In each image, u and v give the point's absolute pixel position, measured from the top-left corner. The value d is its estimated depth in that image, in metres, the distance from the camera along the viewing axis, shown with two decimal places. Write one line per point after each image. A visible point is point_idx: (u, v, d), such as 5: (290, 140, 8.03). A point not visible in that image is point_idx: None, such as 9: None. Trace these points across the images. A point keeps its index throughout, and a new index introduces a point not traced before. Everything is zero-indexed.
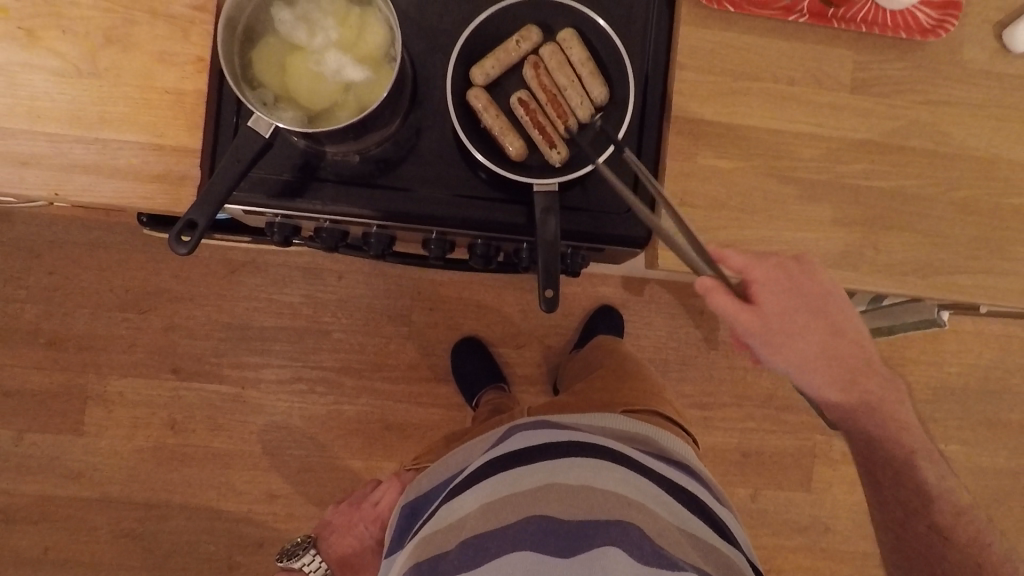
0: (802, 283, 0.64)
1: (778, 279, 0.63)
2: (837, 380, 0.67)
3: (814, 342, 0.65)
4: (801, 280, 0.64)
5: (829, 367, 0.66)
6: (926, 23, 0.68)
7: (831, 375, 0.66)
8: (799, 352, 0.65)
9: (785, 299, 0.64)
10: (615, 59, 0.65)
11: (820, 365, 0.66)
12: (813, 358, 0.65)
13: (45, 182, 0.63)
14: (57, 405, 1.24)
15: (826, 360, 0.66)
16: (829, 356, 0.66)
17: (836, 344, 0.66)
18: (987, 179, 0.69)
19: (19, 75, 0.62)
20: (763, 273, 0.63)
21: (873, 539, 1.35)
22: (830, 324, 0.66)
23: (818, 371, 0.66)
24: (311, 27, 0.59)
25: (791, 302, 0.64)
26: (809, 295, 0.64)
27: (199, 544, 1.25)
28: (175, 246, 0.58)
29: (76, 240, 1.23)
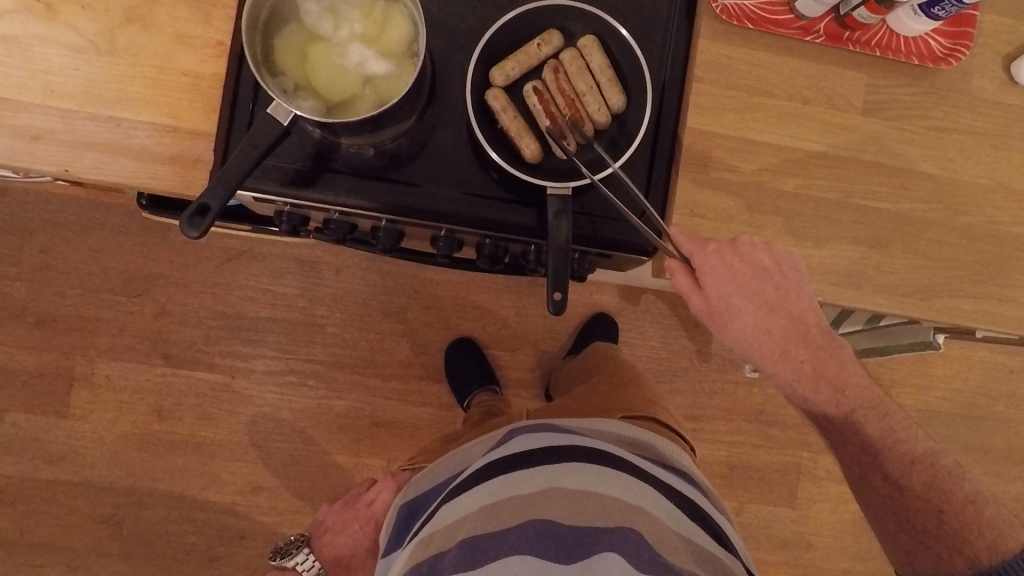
0: (740, 269, 0.65)
1: (713, 268, 0.64)
2: (785, 352, 0.69)
3: (752, 318, 0.69)
4: (739, 266, 0.65)
5: (772, 338, 0.69)
6: (938, 51, 0.69)
7: (776, 347, 0.69)
8: (738, 326, 0.69)
9: (721, 284, 0.66)
10: (634, 68, 0.66)
11: (761, 337, 0.69)
12: (754, 333, 0.69)
13: (55, 158, 0.62)
14: (42, 386, 1.22)
15: (770, 333, 0.69)
16: (774, 329, 0.69)
17: (783, 317, 0.68)
18: (990, 206, 0.70)
19: (35, 48, 0.61)
20: (699, 264, 0.65)
21: (852, 557, 1.36)
22: (773, 301, 0.68)
23: (760, 343, 0.69)
24: (337, 19, 0.59)
25: (729, 287, 0.66)
26: (751, 280, 0.65)
27: (180, 534, 1.24)
28: (187, 230, 0.56)
29: (72, 220, 1.21)
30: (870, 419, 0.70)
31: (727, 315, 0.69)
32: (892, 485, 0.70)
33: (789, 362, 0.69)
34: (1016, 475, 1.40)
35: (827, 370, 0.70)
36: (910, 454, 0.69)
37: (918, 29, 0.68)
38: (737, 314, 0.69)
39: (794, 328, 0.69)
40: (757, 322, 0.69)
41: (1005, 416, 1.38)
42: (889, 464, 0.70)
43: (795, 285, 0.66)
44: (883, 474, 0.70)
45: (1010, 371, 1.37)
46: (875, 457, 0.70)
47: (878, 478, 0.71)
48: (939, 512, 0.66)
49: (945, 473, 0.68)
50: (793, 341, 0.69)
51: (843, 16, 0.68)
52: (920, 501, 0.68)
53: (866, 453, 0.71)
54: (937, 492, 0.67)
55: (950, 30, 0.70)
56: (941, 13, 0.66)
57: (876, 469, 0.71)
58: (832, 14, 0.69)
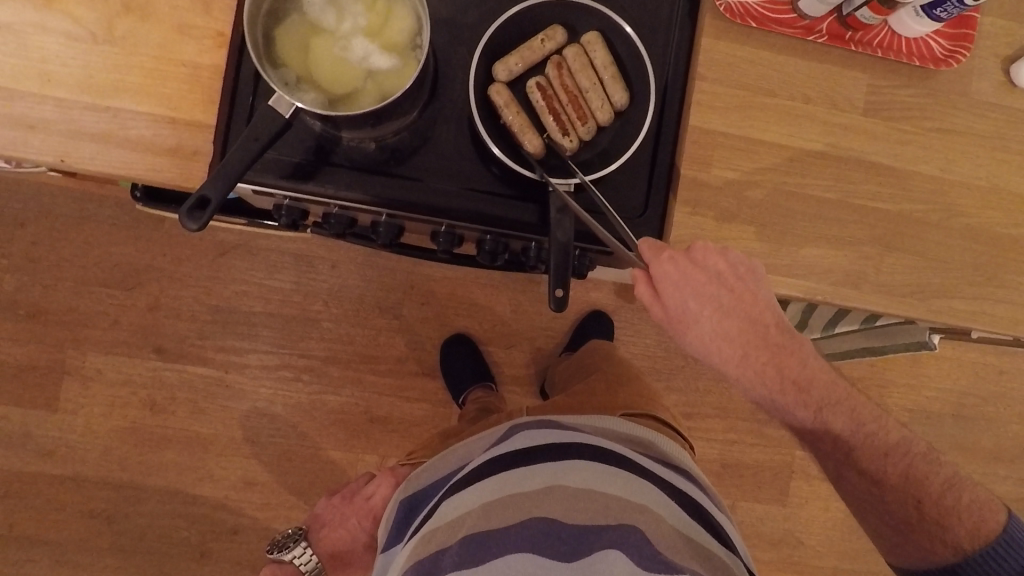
0: (695, 273, 0.63)
1: (666, 274, 0.63)
2: (747, 355, 0.66)
3: (710, 322, 0.65)
4: (693, 271, 0.63)
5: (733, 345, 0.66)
6: (939, 53, 0.69)
7: (736, 351, 0.66)
8: (696, 334, 0.66)
9: (678, 290, 0.64)
10: (637, 65, 0.66)
11: (721, 342, 0.66)
12: (712, 338, 0.66)
13: (53, 148, 0.61)
14: (32, 379, 1.21)
15: (728, 341, 0.66)
16: (733, 332, 0.66)
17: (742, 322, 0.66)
18: (988, 207, 0.71)
19: (32, 36, 0.60)
20: (655, 271, 0.63)
21: (843, 555, 1.37)
22: (735, 307, 0.65)
23: (720, 350, 0.66)
24: (340, 11, 0.58)
25: (684, 293, 0.64)
26: (705, 284, 0.64)
27: (172, 529, 1.23)
28: (186, 222, 0.56)
29: (64, 211, 1.20)
30: (838, 417, 0.68)
31: (684, 322, 0.66)
32: (868, 478, 0.69)
33: (750, 364, 0.66)
34: (1004, 474, 1.41)
35: (789, 369, 0.67)
36: (883, 447, 0.69)
37: (920, 30, 0.68)
38: (693, 321, 0.66)
39: (753, 329, 0.66)
40: (717, 326, 0.66)
41: (994, 416, 1.40)
42: (862, 459, 0.69)
43: (750, 288, 0.65)
44: (857, 469, 0.69)
45: (1000, 371, 1.39)
46: (848, 453, 0.69)
47: (854, 474, 0.70)
48: (918, 504, 0.67)
49: (919, 460, 0.69)
50: (755, 342, 0.66)
51: (846, 16, 0.68)
52: (899, 493, 0.68)
53: (839, 447, 0.69)
54: (913, 483, 0.68)
55: (951, 31, 0.70)
56: (943, 15, 0.66)
57: (851, 465, 0.70)
58: (835, 14, 0.69)
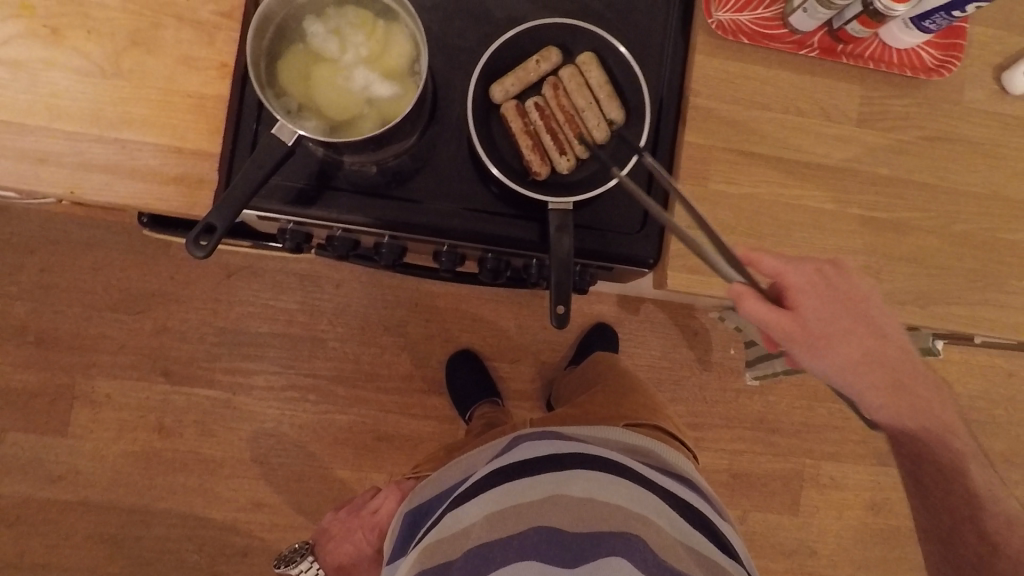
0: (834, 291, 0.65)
1: (811, 282, 0.64)
2: (894, 392, 0.65)
3: (858, 346, 0.64)
4: (835, 288, 0.64)
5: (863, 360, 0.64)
6: (930, 63, 0.70)
7: (882, 383, 0.65)
8: (836, 351, 0.64)
9: (819, 303, 0.63)
10: (632, 84, 0.67)
11: (867, 370, 0.65)
12: (854, 363, 0.64)
13: (62, 180, 0.62)
14: (42, 405, 1.22)
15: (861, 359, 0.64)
16: (880, 363, 0.65)
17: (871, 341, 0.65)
18: (984, 213, 0.71)
19: (41, 72, 0.62)
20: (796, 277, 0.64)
21: (856, 563, 1.37)
22: (862, 328, 0.65)
23: (855, 367, 0.64)
24: (341, 41, 0.60)
25: (830, 305, 0.64)
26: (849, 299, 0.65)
27: (182, 552, 1.23)
28: (193, 250, 0.57)
29: (72, 238, 1.22)
30: (974, 467, 0.67)
31: (831, 341, 0.64)
32: (987, 545, 0.64)
33: (898, 400, 0.65)
34: (1016, 478, 1.40)
35: (932, 413, 0.66)
36: (1008, 515, 0.65)
37: (910, 41, 0.69)
38: (835, 338, 0.64)
39: (900, 367, 0.65)
40: (862, 353, 0.65)
41: (1006, 419, 1.39)
42: (988, 521, 0.65)
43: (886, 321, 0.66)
44: (977, 534, 0.65)
45: (1008, 374, 1.39)
46: (973, 512, 0.66)
47: (971, 538, 0.65)
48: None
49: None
50: (896, 378, 0.65)
51: (836, 30, 0.69)
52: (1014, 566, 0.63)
53: (965, 506, 0.66)
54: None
55: (942, 41, 0.71)
56: (932, 26, 0.67)
57: (972, 526, 0.66)
58: (825, 28, 0.70)
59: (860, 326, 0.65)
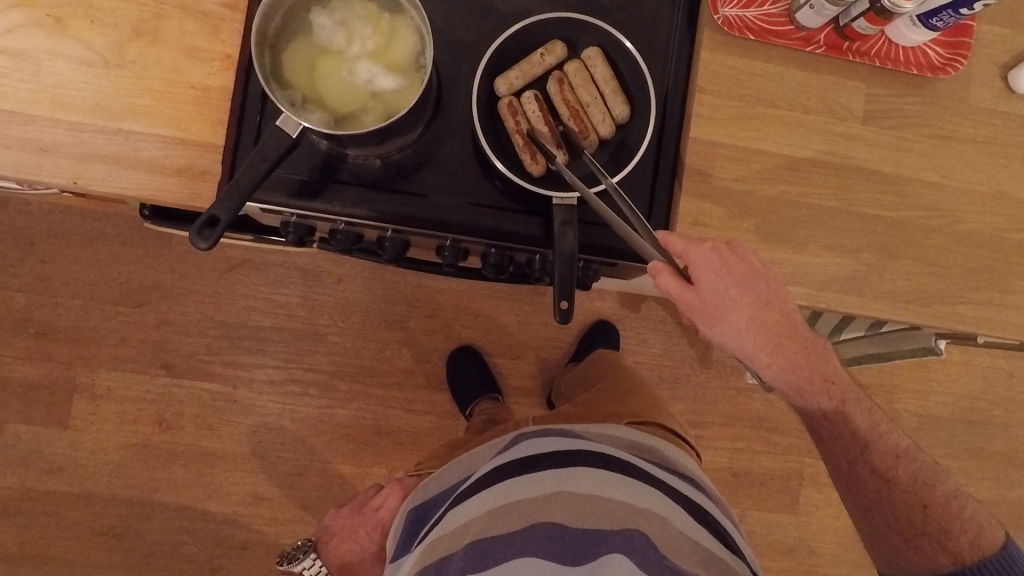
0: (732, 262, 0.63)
1: (707, 260, 0.63)
2: (803, 362, 0.67)
3: (748, 313, 0.65)
4: (730, 258, 0.63)
5: (768, 331, 0.65)
6: (936, 61, 0.70)
7: (769, 346, 0.65)
8: (733, 321, 0.65)
9: (715, 276, 0.63)
10: (637, 79, 0.67)
11: (757, 335, 0.65)
12: (746, 331, 0.65)
13: (65, 170, 0.62)
14: (42, 397, 1.22)
15: (763, 328, 0.65)
16: (768, 327, 0.65)
17: (777, 311, 0.65)
18: (989, 213, 0.71)
19: (44, 62, 0.62)
20: (692, 254, 0.63)
21: (854, 562, 1.37)
22: (765, 296, 0.65)
23: (756, 337, 0.65)
24: (348, 33, 0.60)
25: (724, 280, 0.63)
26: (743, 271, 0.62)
27: (181, 545, 1.23)
28: (196, 241, 0.57)
29: (73, 230, 1.21)
30: (860, 411, 0.69)
31: (721, 311, 0.65)
32: (881, 480, 0.70)
33: (785, 360, 0.66)
34: (1016, 478, 1.40)
35: (821, 367, 0.67)
36: (895, 448, 0.70)
37: (916, 39, 0.69)
38: (732, 308, 0.65)
39: (786, 328, 0.66)
40: (753, 318, 0.65)
41: (1005, 420, 1.39)
42: (877, 457, 0.70)
43: (773, 284, 0.65)
44: (870, 469, 0.70)
45: (1010, 375, 1.38)
46: (863, 450, 0.70)
47: (865, 473, 0.71)
48: (923, 506, 0.69)
49: (927, 467, 0.70)
50: (783, 337, 0.66)
51: (843, 27, 0.69)
52: (906, 495, 0.69)
53: (854, 446, 0.70)
54: (922, 485, 0.69)
55: (948, 39, 0.71)
56: (939, 24, 0.67)
57: (864, 463, 0.70)
58: (832, 25, 0.69)
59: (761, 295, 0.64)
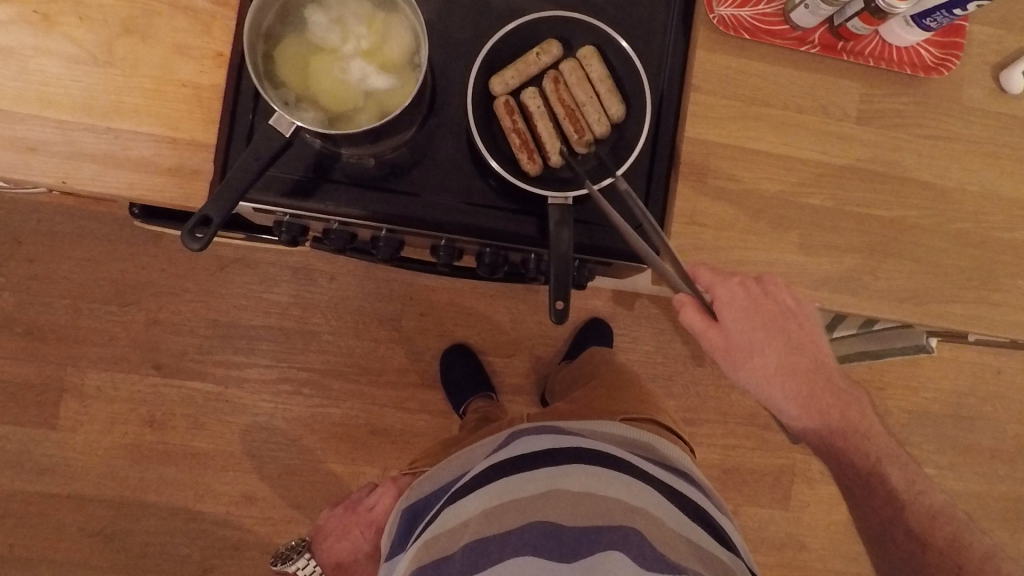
0: (764, 302, 0.65)
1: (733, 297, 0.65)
2: (833, 410, 0.70)
3: (772, 357, 0.69)
4: (764, 299, 0.65)
5: (795, 378, 0.70)
6: (929, 61, 0.70)
7: (793, 392, 0.70)
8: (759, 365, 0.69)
9: (743, 320, 0.66)
10: (632, 78, 0.67)
11: (784, 381, 0.70)
12: (767, 374, 0.69)
13: (54, 170, 0.61)
14: (30, 398, 1.20)
15: (791, 374, 0.70)
16: (790, 375, 0.70)
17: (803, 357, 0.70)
18: (982, 212, 0.71)
19: (32, 60, 0.61)
20: (722, 291, 0.65)
21: (846, 558, 1.38)
22: (794, 341, 0.69)
23: (783, 382, 0.70)
24: (342, 31, 0.59)
25: (753, 320, 0.66)
26: (772, 315, 0.65)
27: (173, 546, 1.22)
28: (187, 242, 0.56)
29: (62, 229, 1.20)
30: (893, 466, 0.70)
31: (749, 352, 0.69)
32: (914, 542, 0.67)
33: (814, 405, 0.70)
34: (1003, 473, 1.42)
35: (850, 421, 0.70)
36: (931, 507, 0.68)
37: (910, 39, 0.69)
38: (759, 351, 0.69)
39: (811, 378, 0.70)
40: (777, 362, 0.70)
41: (994, 415, 1.41)
42: (913, 517, 0.68)
43: (809, 336, 0.69)
44: (905, 529, 0.68)
45: (998, 371, 1.40)
46: (898, 511, 0.69)
47: (899, 536, 0.68)
48: (959, 568, 0.65)
49: (963, 530, 0.67)
50: (807, 385, 0.70)
51: (837, 27, 0.69)
52: (942, 556, 0.66)
53: (890, 505, 0.69)
54: (957, 546, 0.66)
55: (941, 39, 0.71)
56: (933, 24, 0.67)
57: (898, 524, 0.68)
58: (826, 25, 0.70)
59: (788, 339, 0.69)
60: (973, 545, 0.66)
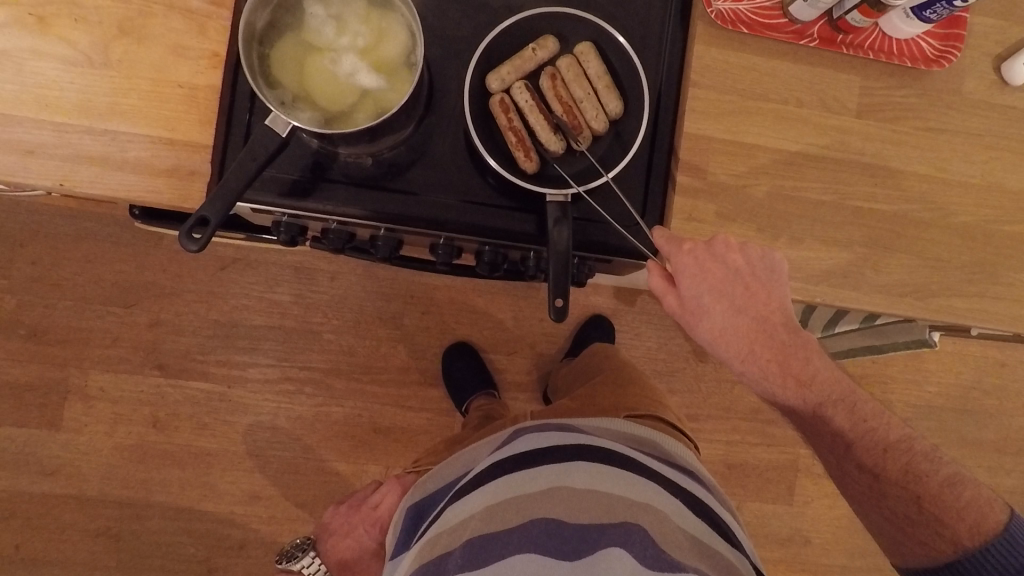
0: (711, 265, 0.64)
1: (685, 265, 0.64)
2: (777, 371, 0.68)
3: (721, 318, 0.67)
4: (710, 263, 0.64)
5: (740, 336, 0.67)
6: (930, 53, 0.70)
7: (743, 347, 0.67)
8: (707, 325, 0.67)
9: (696, 284, 0.65)
10: (631, 74, 0.66)
11: (730, 340, 0.67)
12: (723, 331, 0.67)
13: (51, 172, 0.61)
14: (34, 399, 1.21)
15: (737, 332, 0.67)
16: (740, 330, 0.67)
17: (751, 315, 0.67)
18: (984, 205, 0.71)
19: (28, 62, 0.61)
20: (672, 260, 0.64)
21: (850, 551, 1.38)
22: (741, 300, 0.67)
23: (727, 341, 0.67)
24: (339, 28, 0.59)
25: (699, 283, 0.65)
26: (722, 277, 0.65)
27: (178, 545, 1.23)
28: (186, 243, 0.56)
29: (64, 231, 1.20)
30: (840, 412, 0.69)
31: (696, 313, 0.67)
32: (868, 474, 0.69)
33: (757, 362, 0.68)
34: (1008, 466, 1.41)
35: (794, 369, 0.68)
36: (884, 442, 0.69)
37: (910, 31, 0.69)
38: (706, 312, 0.67)
39: (760, 330, 0.67)
40: (724, 323, 0.67)
41: (997, 409, 1.40)
42: (862, 454, 0.69)
43: (766, 283, 0.66)
44: (857, 464, 0.70)
45: (1001, 365, 1.39)
46: (847, 448, 0.70)
47: (852, 468, 0.71)
48: (917, 498, 0.67)
49: (919, 458, 0.68)
50: (751, 349, 0.67)
51: (836, 19, 0.68)
52: (899, 488, 0.68)
53: (838, 443, 0.70)
54: (913, 477, 0.67)
55: (941, 31, 0.70)
56: (933, 16, 0.66)
57: (850, 459, 0.70)
58: (825, 18, 0.69)
59: (735, 299, 0.67)
60: (932, 473, 0.68)
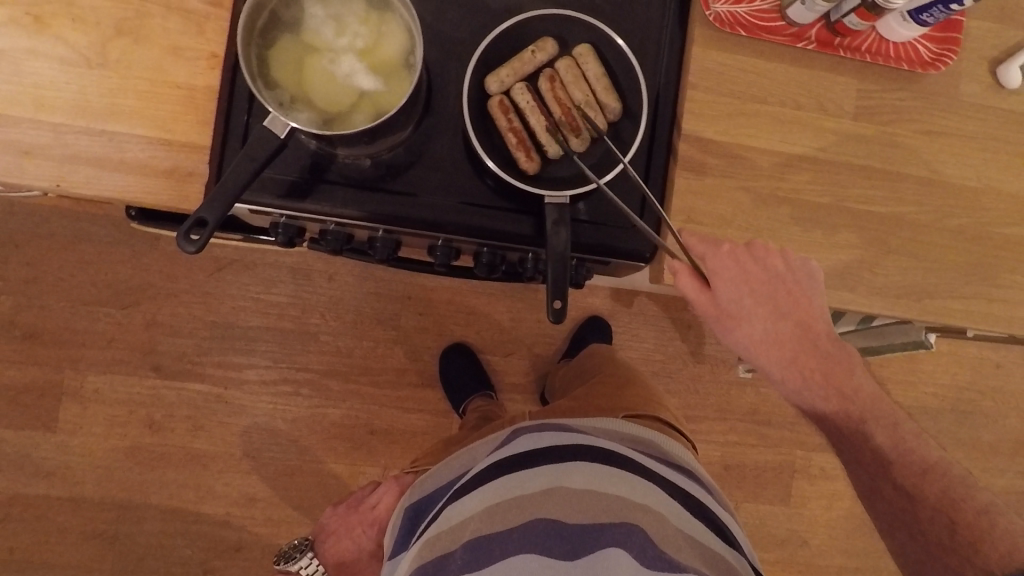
0: (751, 268, 0.65)
1: (726, 267, 0.65)
2: (817, 381, 0.68)
3: (762, 324, 0.67)
4: (751, 266, 0.65)
5: (781, 345, 0.68)
6: (926, 56, 0.70)
7: (784, 354, 0.67)
8: (748, 332, 0.68)
9: (735, 286, 0.65)
10: (630, 76, 0.66)
11: (771, 347, 0.68)
12: (763, 338, 0.68)
13: (48, 172, 0.61)
14: (29, 401, 1.20)
15: (779, 340, 0.68)
16: (783, 338, 0.68)
17: (793, 324, 0.68)
18: (980, 207, 0.71)
19: (25, 62, 0.60)
20: (713, 263, 0.65)
21: (845, 552, 1.38)
22: (783, 307, 0.67)
23: (768, 348, 0.68)
24: (338, 29, 0.59)
25: (740, 285, 0.65)
26: (763, 281, 0.65)
27: (174, 547, 1.22)
28: (183, 244, 0.56)
29: (59, 232, 1.20)
30: (879, 428, 0.66)
31: (736, 319, 0.67)
32: (902, 496, 0.64)
33: (798, 371, 0.68)
34: (1003, 467, 1.42)
35: (837, 380, 0.68)
36: (923, 463, 0.64)
37: (906, 34, 0.69)
38: (747, 317, 0.67)
39: (800, 339, 0.68)
40: (765, 330, 0.68)
41: (992, 410, 1.41)
42: (900, 475, 0.64)
43: (806, 291, 0.67)
44: (893, 486, 0.65)
45: (996, 366, 1.40)
46: (885, 467, 0.65)
47: (888, 490, 0.65)
48: (952, 523, 0.60)
49: (957, 483, 0.62)
50: (793, 359, 0.68)
51: (834, 22, 0.69)
52: (932, 511, 0.61)
53: (874, 461, 0.66)
54: (950, 503, 0.61)
55: (938, 34, 0.71)
56: (930, 19, 0.67)
57: (886, 479, 0.65)
58: (823, 20, 0.69)
59: (775, 306, 0.67)
60: (968, 499, 0.61)
